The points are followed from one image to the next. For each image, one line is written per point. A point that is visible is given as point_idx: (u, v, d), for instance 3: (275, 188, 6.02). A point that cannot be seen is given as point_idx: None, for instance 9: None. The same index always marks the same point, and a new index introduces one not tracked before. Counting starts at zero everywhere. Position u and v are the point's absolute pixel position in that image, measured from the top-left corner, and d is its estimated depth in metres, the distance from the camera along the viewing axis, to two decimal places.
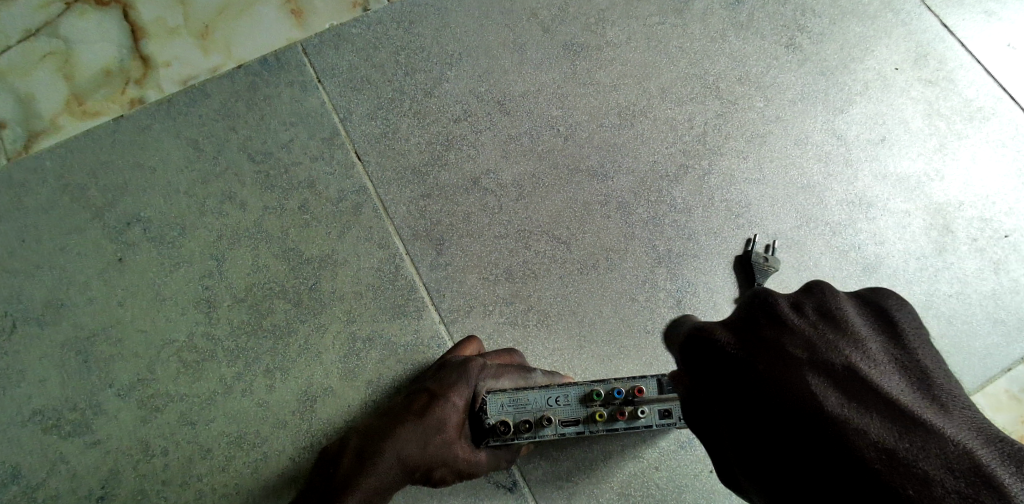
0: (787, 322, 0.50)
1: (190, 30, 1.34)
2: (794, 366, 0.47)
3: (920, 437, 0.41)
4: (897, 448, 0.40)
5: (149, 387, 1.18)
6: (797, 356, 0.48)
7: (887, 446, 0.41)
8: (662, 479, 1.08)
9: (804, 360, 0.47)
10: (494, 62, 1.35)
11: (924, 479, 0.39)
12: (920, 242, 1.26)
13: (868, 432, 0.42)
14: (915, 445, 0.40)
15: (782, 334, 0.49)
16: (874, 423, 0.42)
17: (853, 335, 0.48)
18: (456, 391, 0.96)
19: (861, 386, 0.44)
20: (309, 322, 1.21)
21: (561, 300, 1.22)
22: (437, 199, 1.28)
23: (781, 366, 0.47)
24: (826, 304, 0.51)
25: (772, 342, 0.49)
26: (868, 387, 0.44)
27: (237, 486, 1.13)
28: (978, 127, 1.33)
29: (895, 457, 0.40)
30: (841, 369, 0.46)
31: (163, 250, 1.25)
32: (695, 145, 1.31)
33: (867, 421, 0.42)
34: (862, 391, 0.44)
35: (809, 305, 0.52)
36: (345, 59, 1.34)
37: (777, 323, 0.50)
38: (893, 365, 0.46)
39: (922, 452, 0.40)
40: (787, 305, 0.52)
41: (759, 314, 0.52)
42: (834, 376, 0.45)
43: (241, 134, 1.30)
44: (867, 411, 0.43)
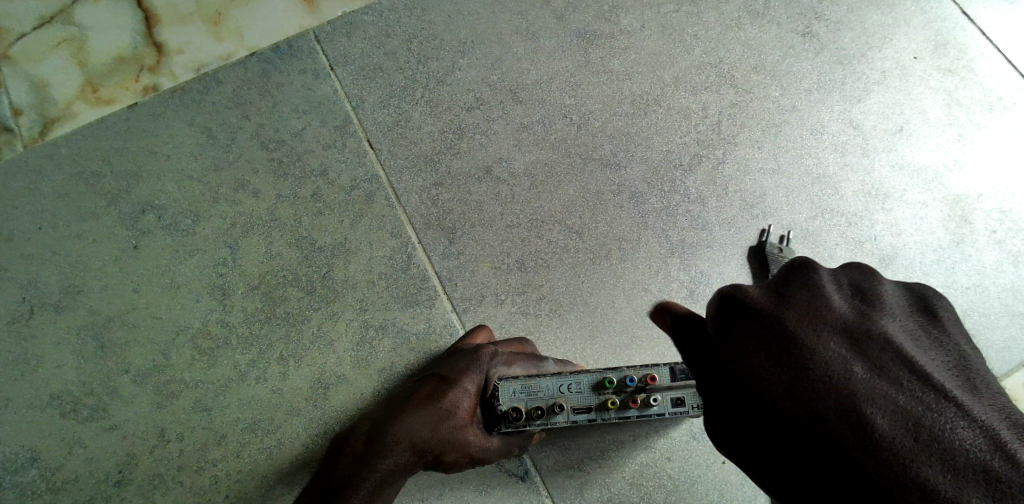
0: (823, 293, 0.48)
1: (202, 17, 1.34)
2: (826, 339, 0.45)
3: (947, 422, 0.40)
4: (920, 426, 0.41)
5: (164, 373, 1.19)
6: (830, 329, 0.46)
7: (912, 430, 0.41)
8: (673, 469, 1.08)
9: (836, 334, 0.45)
10: (506, 50, 1.34)
11: (944, 467, 0.39)
12: (937, 233, 1.25)
13: (892, 415, 0.41)
14: (939, 425, 0.40)
15: (818, 304, 0.47)
16: (899, 405, 0.42)
17: (888, 311, 0.46)
18: (468, 376, 0.97)
19: (892, 365, 0.43)
20: (322, 310, 1.22)
21: (573, 290, 1.22)
22: (449, 188, 1.27)
23: (812, 340, 0.45)
24: (862, 277, 0.49)
25: (805, 312, 0.47)
26: (901, 367, 0.43)
27: (251, 471, 1.14)
28: (998, 116, 1.31)
29: (920, 444, 0.40)
30: (873, 345, 0.44)
31: (177, 237, 1.26)
32: (709, 135, 1.30)
33: (893, 402, 0.42)
34: (892, 369, 0.43)
35: (845, 277, 0.49)
36: (357, 47, 1.34)
37: (814, 292, 0.48)
38: (924, 340, 0.45)
39: (949, 438, 0.40)
40: (824, 274, 0.49)
41: (793, 281, 0.49)
42: (864, 354, 0.44)
43: (254, 122, 1.31)
44: (893, 392, 0.42)
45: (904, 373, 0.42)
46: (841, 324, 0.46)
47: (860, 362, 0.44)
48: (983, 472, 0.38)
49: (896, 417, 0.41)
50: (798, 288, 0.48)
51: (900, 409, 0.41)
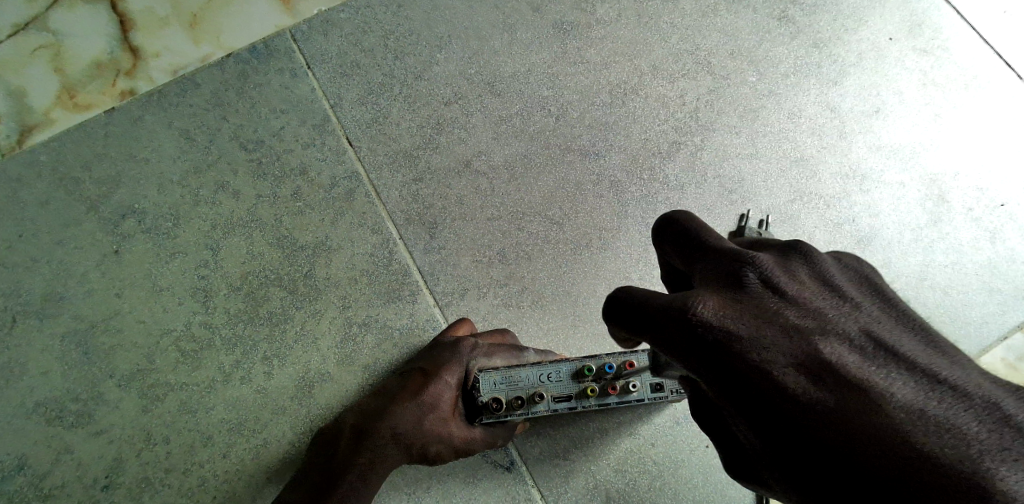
0: (783, 288, 0.49)
1: (178, 19, 1.34)
2: (799, 330, 0.46)
3: (941, 394, 0.40)
4: (916, 400, 0.40)
5: (150, 376, 1.19)
6: (801, 320, 0.47)
7: (912, 405, 0.40)
8: (658, 455, 1.09)
9: (808, 324, 0.46)
10: (483, 44, 1.34)
11: (953, 439, 0.38)
12: (915, 212, 1.26)
13: (890, 394, 0.41)
14: (933, 397, 0.40)
15: (786, 303, 0.48)
16: (893, 385, 0.41)
17: (849, 297, 0.48)
18: (449, 369, 0.98)
19: (871, 347, 0.44)
20: (305, 308, 1.22)
21: (556, 281, 1.22)
22: (429, 183, 1.28)
23: (788, 334, 0.46)
24: (819, 268, 0.51)
25: (770, 309, 0.48)
26: (880, 349, 0.44)
27: (239, 471, 1.15)
28: (974, 94, 1.32)
29: (923, 419, 0.39)
30: (848, 331, 0.45)
31: (159, 240, 1.26)
32: (687, 122, 1.30)
33: (880, 380, 0.42)
34: (872, 351, 0.44)
35: (801, 270, 0.51)
36: (334, 45, 1.34)
37: (773, 289, 0.50)
38: (892, 322, 0.46)
39: (950, 412, 0.39)
40: (780, 269, 0.51)
41: (750, 280, 0.51)
42: (843, 341, 0.45)
43: (232, 123, 1.31)
44: (879, 372, 0.42)
45: (884, 355, 0.43)
46: (810, 315, 0.47)
47: (840, 347, 0.44)
48: (989, 436, 0.38)
49: (893, 397, 0.41)
50: (759, 289, 0.50)
51: (896, 389, 0.41)
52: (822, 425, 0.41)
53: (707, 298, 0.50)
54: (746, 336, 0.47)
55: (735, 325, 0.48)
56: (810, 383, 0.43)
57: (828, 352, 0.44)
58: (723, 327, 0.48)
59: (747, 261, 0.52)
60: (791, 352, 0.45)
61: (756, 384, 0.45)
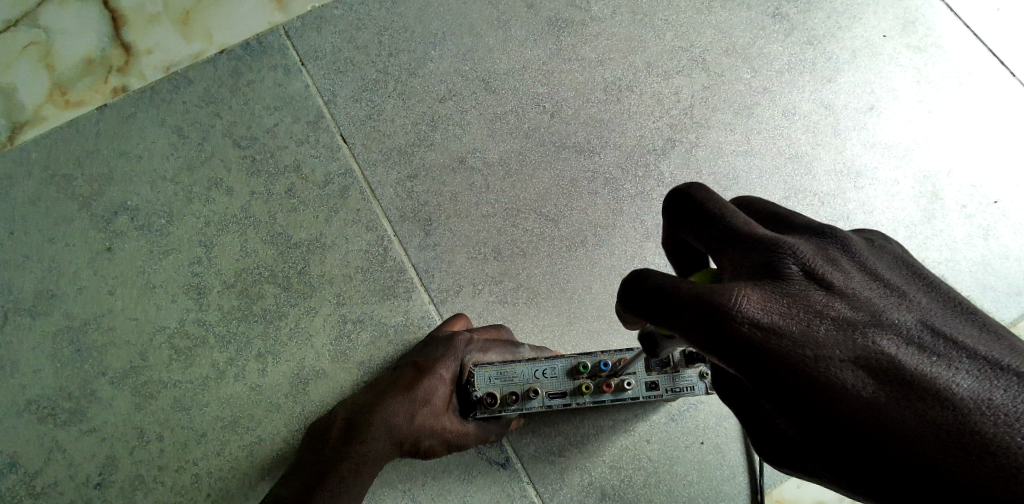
0: (826, 279, 0.48)
1: (170, 16, 1.33)
2: (848, 324, 0.45)
3: (1006, 382, 0.38)
4: (978, 390, 0.38)
5: (142, 374, 1.19)
6: (848, 314, 0.45)
7: (974, 397, 0.38)
8: (653, 451, 1.09)
9: (855, 318, 0.45)
10: (478, 41, 1.34)
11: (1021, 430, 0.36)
12: (909, 210, 1.26)
13: (947, 385, 0.39)
14: (998, 384, 0.38)
15: (827, 295, 0.47)
16: (953, 377, 0.39)
17: (895, 286, 0.46)
18: (443, 364, 0.98)
19: (923, 338, 0.42)
20: (300, 305, 1.21)
21: (550, 278, 1.21)
22: (424, 180, 1.27)
23: (837, 330, 0.45)
24: (861, 257, 0.49)
25: (814, 304, 0.46)
26: (935, 339, 0.42)
27: (233, 469, 1.14)
28: (967, 91, 1.33)
29: (984, 408, 0.37)
30: (898, 323, 0.44)
31: (152, 237, 1.26)
32: (682, 119, 1.30)
33: (937, 373, 0.40)
34: (924, 343, 0.42)
35: (842, 258, 0.49)
36: (328, 41, 1.34)
37: (815, 280, 0.48)
38: (943, 309, 0.44)
39: (1017, 399, 0.37)
40: (821, 258, 0.49)
41: (790, 271, 0.49)
42: (892, 334, 0.43)
43: (226, 120, 1.30)
44: (937, 365, 0.40)
45: (938, 346, 0.41)
46: (860, 310, 0.45)
47: (891, 340, 0.43)
48: None
49: (953, 391, 0.39)
50: (799, 280, 0.48)
51: (954, 381, 0.39)
52: (879, 425, 0.40)
53: (746, 292, 0.48)
54: (792, 333, 0.45)
55: (780, 321, 0.46)
56: (864, 380, 0.42)
57: (879, 347, 0.42)
58: (768, 326, 0.46)
59: (783, 248, 0.50)
60: (843, 350, 0.43)
61: (806, 385, 0.43)
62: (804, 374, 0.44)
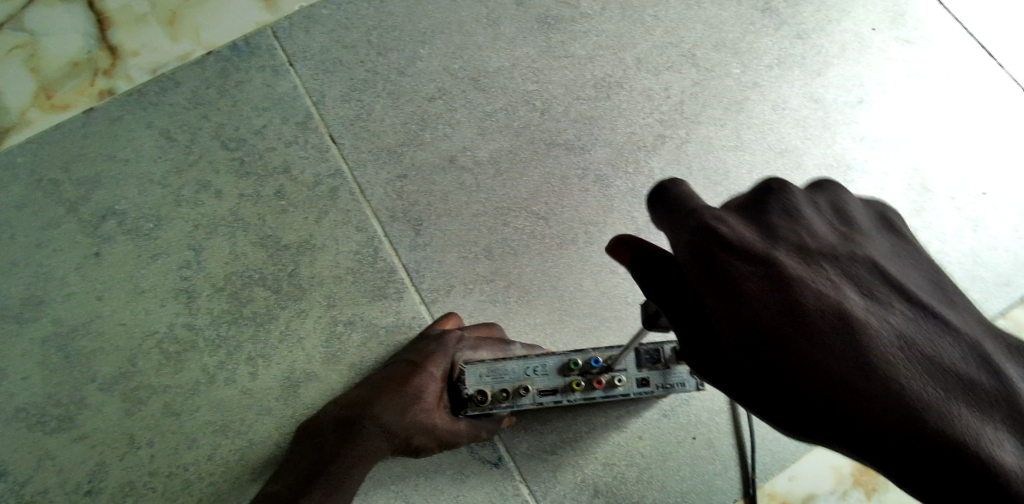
0: (803, 214, 0.46)
1: (158, 17, 1.33)
2: (810, 255, 0.43)
3: (932, 329, 0.39)
4: (912, 335, 0.38)
5: (132, 380, 1.18)
6: (813, 244, 0.43)
7: (912, 344, 0.38)
8: (646, 448, 1.09)
9: (818, 249, 0.43)
10: (467, 39, 1.34)
11: (983, 407, 0.34)
12: (898, 202, 1.25)
13: (881, 322, 0.39)
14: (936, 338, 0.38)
15: (795, 222, 0.45)
16: (885, 319, 0.39)
17: (865, 231, 0.46)
18: (434, 361, 0.97)
19: (877, 281, 0.42)
20: (289, 307, 1.20)
21: (542, 276, 1.21)
22: (414, 180, 1.26)
23: (799, 257, 0.43)
24: (837, 199, 0.49)
25: (786, 233, 0.44)
26: (886, 286, 0.41)
27: (224, 474, 1.13)
28: (956, 83, 1.33)
29: (919, 360, 0.37)
30: (856, 260, 0.43)
31: (141, 241, 1.25)
32: (672, 115, 1.30)
33: (884, 314, 0.39)
34: (882, 286, 0.41)
35: (822, 202, 0.48)
36: (317, 41, 1.33)
37: (793, 217, 0.46)
38: (895, 261, 0.44)
39: (938, 346, 0.38)
40: (803, 200, 0.47)
41: (769, 205, 0.47)
42: (843, 270, 0.42)
43: (214, 122, 1.30)
44: (881, 304, 0.40)
45: (892, 301, 0.40)
46: (829, 248, 0.44)
47: (850, 282, 0.41)
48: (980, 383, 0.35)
49: (879, 326, 0.39)
50: (778, 214, 0.46)
51: (889, 320, 0.39)
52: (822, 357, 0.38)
53: (727, 215, 0.47)
54: (765, 260, 0.42)
55: (753, 246, 0.43)
56: (822, 309, 0.39)
57: (836, 285, 0.41)
58: (734, 239, 0.44)
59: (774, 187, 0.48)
60: (807, 280, 0.41)
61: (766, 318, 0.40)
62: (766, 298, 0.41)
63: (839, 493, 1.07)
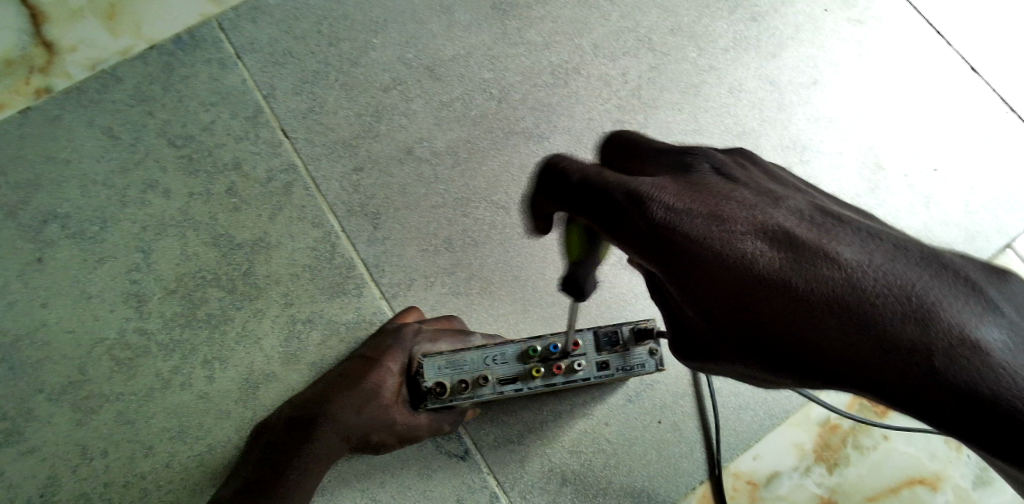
0: (737, 175, 0.52)
1: (95, 10, 1.27)
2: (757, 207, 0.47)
3: (889, 246, 0.42)
4: (872, 256, 0.41)
5: (82, 389, 1.13)
6: (754, 197, 0.48)
7: (869, 262, 0.41)
8: (612, 434, 1.09)
9: (760, 199, 0.48)
10: (420, 28, 1.31)
11: (947, 302, 0.38)
12: (853, 181, 1.27)
13: (842, 249, 0.42)
14: (895, 252, 0.41)
15: (736, 183, 0.51)
16: (846, 245, 0.42)
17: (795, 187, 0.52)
18: (392, 356, 0.97)
19: (826, 216, 0.46)
20: (246, 308, 1.17)
21: (504, 266, 1.20)
22: (370, 172, 1.24)
23: (746, 209, 0.47)
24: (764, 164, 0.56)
25: (729, 192, 0.49)
26: (831, 218, 0.45)
27: (183, 481, 1.10)
28: (906, 62, 1.35)
29: (885, 275, 0.40)
30: (802, 204, 0.47)
31: (85, 245, 1.20)
32: (630, 100, 1.29)
33: (840, 243, 0.42)
34: (829, 219, 0.45)
35: (753, 164, 0.55)
36: (265, 33, 1.29)
37: (729, 179, 0.52)
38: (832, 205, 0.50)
39: (899, 257, 0.41)
40: (732, 164, 0.54)
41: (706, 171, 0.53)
42: (794, 211, 0.46)
43: (159, 119, 1.25)
44: (836, 233, 0.43)
45: (835, 224, 0.44)
46: (766, 197, 0.48)
47: (797, 219, 0.45)
48: (946, 286, 0.39)
49: (840, 253, 0.42)
50: (715, 178, 0.52)
51: (845, 246, 0.42)
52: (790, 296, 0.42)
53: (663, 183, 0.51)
54: (714, 221, 0.47)
55: (700, 210, 0.48)
56: (776, 253, 0.44)
57: (780, 224, 0.45)
58: (681, 209, 0.49)
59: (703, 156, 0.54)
60: (755, 229, 0.45)
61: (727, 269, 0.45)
62: (723, 257, 0.45)
63: (803, 468, 1.09)
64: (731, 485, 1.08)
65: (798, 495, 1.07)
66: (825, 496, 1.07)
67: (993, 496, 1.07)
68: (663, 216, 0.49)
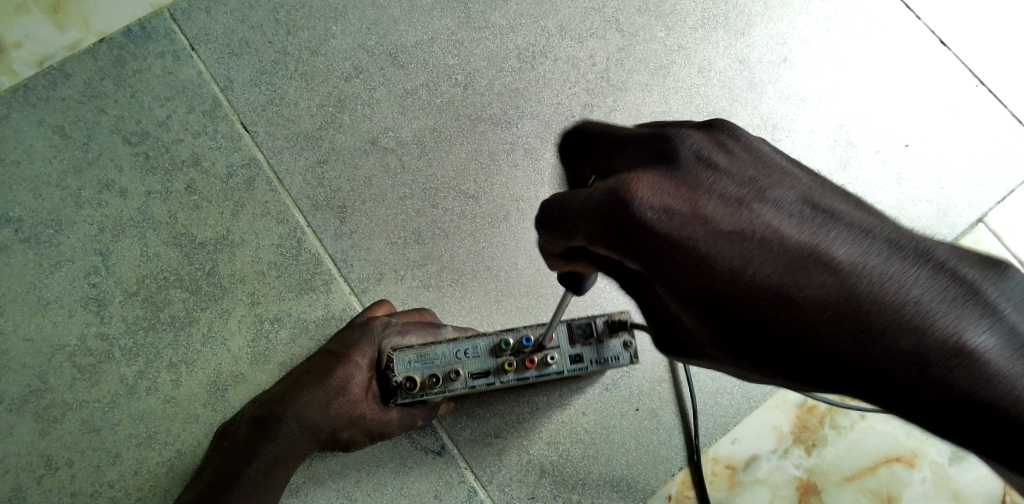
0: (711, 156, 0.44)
1: (40, 4, 1.21)
2: (741, 204, 0.40)
3: (884, 251, 0.36)
4: (866, 264, 0.36)
5: (43, 398, 1.10)
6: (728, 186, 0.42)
7: (863, 271, 0.36)
8: (589, 423, 1.08)
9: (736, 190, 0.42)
10: (381, 13, 1.27)
11: (955, 322, 0.33)
12: (824, 159, 1.27)
13: (834, 257, 0.36)
14: (888, 258, 0.36)
15: (714, 169, 0.43)
16: (838, 250, 0.37)
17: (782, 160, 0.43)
18: (360, 351, 0.95)
19: (814, 211, 0.39)
20: (211, 308, 1.14)
21: (475, 257, 1.17)
22: (335, 164, 1.20)
23: (730, 209, 0.40)
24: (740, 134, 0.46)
25: (708, 184, 0.42)
26: (820, 213, 0.39)
27: (154, 488, 1.08)
28: (876, 36, 1.34)
29: (881, 289, 0.35)
30: (786, 196, 0.40)
31: (40, 249, 1.15)
32: (599, 83, 1.27)
33: (833, 250, 0.37)
34: (819, 216, 0.39)
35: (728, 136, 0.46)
36: (220, 22, 1.24)
37: (706, 164, 0.44)
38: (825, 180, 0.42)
39: (895, 264, 0.35)
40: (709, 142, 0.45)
41: (681, 156, 0.45)
42: (778, 206, 0.40)
43: (113, 115, 1.20)
44: (825, 237, 0.37)
45: (826, 220, 0.38)
46: (749, 183, 0.42)
47: (786, 216, 0.39)
48: (949, 300, 0.34)
49: (833, 262, 0.36)
50: (693, 167, 0.44)
51: (837, 253, 0.37)
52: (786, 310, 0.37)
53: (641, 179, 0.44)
54: (697, 223, 0.40)
55: (679, 209, 0.41)
56: (764, 266, 0.38)
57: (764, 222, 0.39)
58: (662, 213, 0.42)
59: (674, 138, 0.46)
60: (744, 229, 0.39)
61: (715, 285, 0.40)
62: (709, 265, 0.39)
63: (781, 451, 1.09)
64: (710, 470, 1.08)
65: (777, 477, 1.08)
66: (804, 478, 1.08)
67: (968, 471, 1.08)
68: (642, 220, 0.42)
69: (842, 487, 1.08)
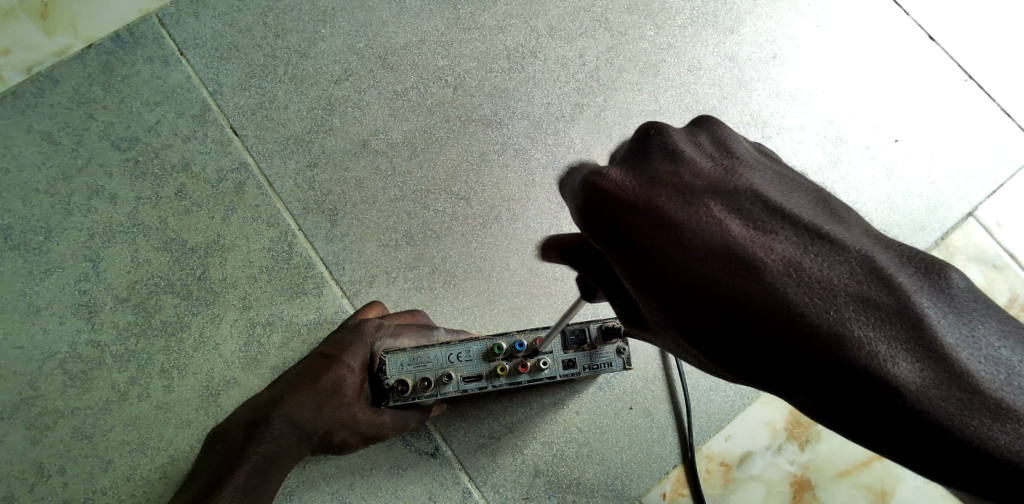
0: (683, 155, 0.44)
1: (27, 10, 1.20)
2: (694, 199, 0.41)
3: (821, 252, 0.37)
4: (803, 265, 0.36)
5: (34, 406, 1.09)
6: (696, 187, 0.41)
7: (798, 273, 0.36)
8: (583, 422, 1.08)
9: (703, 192, 0.41)
10: (370, 15, 1.27)
11: (878, 326, 0.34)
12: (815, 155, 1.27)
13: (771, 258, 0.37)
14: (823, 260, 0.36)
15: (675, 165, 0.43)
16: (778, 250, 0.37)
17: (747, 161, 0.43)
18: (352, 353, 0.95)
19: (764, 211, 0.39)
20: (202, 313, 1.14)
21: (467, 258, 1.17)
22: (325, 168, 1.20)
23: (684, 205, 0.40)
24: (716, 131, 0.46)
25: (667, 179, 0.42)
26: (769, 213, 0.39)
27: (146, 494, 1.07)
28: (865, 32, 1.34)
29: (812, 291, 0.36)
30: (739, 193, 0.40)
31: (30, 256, 1.15)
32: (589, 82, 1.27)
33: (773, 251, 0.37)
34: (767, 216, 0.39)
35: (700, 135, 0.46)
36: (208, 26, 1.23)
37: (670, 158, 0.44)
38: (784, 182, 0.42)
39: (828, 266, 0.36)
40: (678, 136, 0.45)
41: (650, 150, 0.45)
42: (729, 203, 0.40)
43: (101, 121, 1.20)
44: (768, 237, 0.38)
45: (773, 221, 0.38)
46: (706, 179, 0.42)
47: (735, 213, 0.39)
48: (875, 304, 0.35)
49: (770, 263, 0.37)
50: (657, 161, 0.44)
51: (777, 254, 0.37)
52: (745, 311, 0.37)
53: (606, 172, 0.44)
54: (651, 213, 0.41)
55: (635, 199, 0.42)
56: (708, 260, 0.38)
57: (727, 227, 0.39)
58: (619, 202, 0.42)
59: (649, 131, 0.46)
60: (694, 222, 0.39)
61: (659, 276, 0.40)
62: (676, 267, 0.39)
63: (775, 447, 1.09)
64: (704, 467, 1.08)
65: (771, 473, 1.08)
66: (798, 474, 1.08)
67: None
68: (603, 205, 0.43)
69: (836, 482, 1.08)
